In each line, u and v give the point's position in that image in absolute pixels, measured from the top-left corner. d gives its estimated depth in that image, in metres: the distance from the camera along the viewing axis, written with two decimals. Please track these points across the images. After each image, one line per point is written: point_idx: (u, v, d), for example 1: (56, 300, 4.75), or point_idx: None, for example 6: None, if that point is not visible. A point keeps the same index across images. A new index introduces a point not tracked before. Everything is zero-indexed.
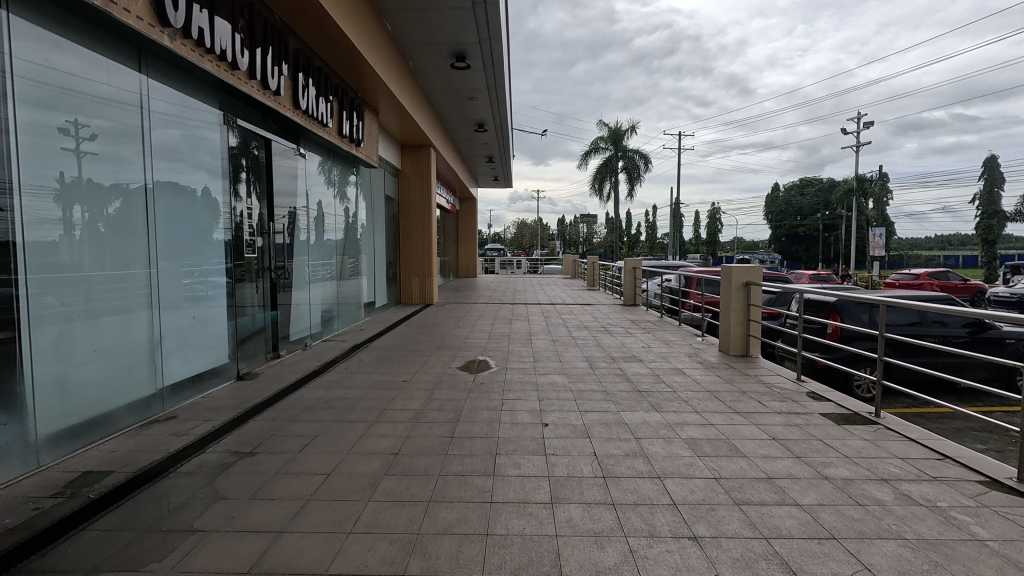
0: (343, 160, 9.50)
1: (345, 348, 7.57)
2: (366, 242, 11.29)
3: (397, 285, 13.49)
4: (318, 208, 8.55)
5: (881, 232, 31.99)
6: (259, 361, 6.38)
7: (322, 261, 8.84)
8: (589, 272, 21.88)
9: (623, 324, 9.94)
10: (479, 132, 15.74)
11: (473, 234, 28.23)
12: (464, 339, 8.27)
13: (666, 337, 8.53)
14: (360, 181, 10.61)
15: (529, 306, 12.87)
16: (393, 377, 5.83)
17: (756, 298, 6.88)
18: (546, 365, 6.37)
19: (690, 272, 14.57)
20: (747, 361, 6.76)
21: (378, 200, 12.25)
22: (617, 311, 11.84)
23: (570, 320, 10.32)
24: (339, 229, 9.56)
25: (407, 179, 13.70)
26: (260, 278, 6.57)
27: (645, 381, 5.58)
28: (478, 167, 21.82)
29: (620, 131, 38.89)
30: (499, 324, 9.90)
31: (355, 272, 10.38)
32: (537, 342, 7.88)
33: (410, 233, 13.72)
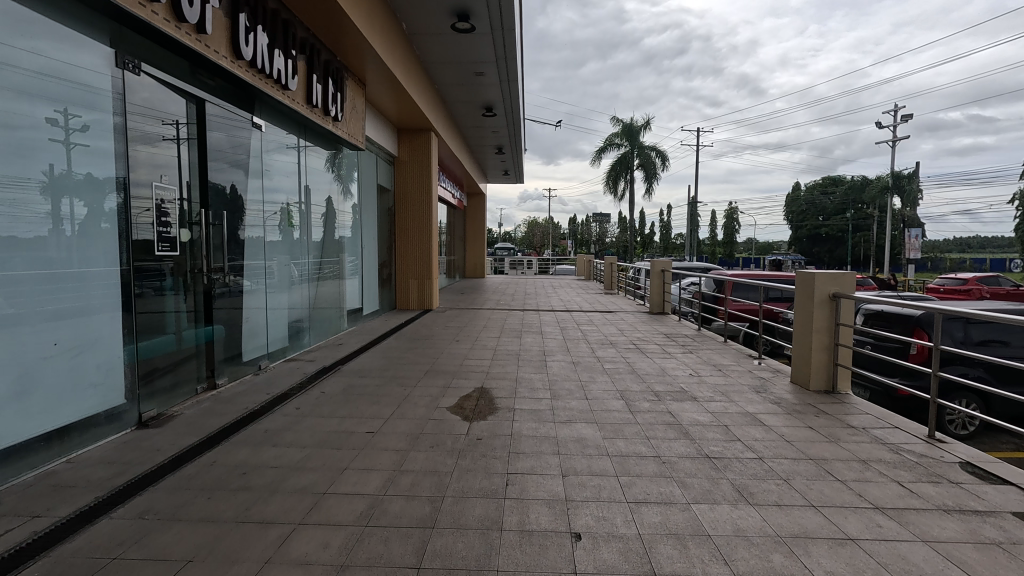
0: (321, 140, 7.86)
1: (310, 374, 5.94)
2: (354, 238, 9.65)
3: (391, 288, 11.87)
4: (285, 195, 6.92)
5: (917, 231, 29.86)
6: (183, 396, 4.75)
7: (292, 261, 7.20)
8: (607, 273, 20.09)
9: (657, 340, 8.25)
10: (488, 116, 14.06)
11: (482, 232, 26.60)
12: (463, 359, 6.58)
13: (715, 359, 6.82)
14: (345, 167, 8.98)
15: (542, 314, 11.17)
16: (356, 424, 4.20)
17: (848, 315, 5.19)
18: (569, 405, 4.72)
19: (724, 275, 12.80)
20: (836, 400, 5.04)
21: (369, 190, 10.60)
22: (645, 323, 10.14)
23: (593, 335, 8.63)
24: (316, 223, 7.92)
25: (404, 168, 12.06)
26: (190, 284, 4.95)
27: (713, 439, 3.91)
28: (487, 158, 20.16)
29: (635, 126, 37.01)
30: (506, 339, 8.21)
31: (337, 274, 8.73)
32: (555, 366, 6.23)
33: (407, 228, 12.05)
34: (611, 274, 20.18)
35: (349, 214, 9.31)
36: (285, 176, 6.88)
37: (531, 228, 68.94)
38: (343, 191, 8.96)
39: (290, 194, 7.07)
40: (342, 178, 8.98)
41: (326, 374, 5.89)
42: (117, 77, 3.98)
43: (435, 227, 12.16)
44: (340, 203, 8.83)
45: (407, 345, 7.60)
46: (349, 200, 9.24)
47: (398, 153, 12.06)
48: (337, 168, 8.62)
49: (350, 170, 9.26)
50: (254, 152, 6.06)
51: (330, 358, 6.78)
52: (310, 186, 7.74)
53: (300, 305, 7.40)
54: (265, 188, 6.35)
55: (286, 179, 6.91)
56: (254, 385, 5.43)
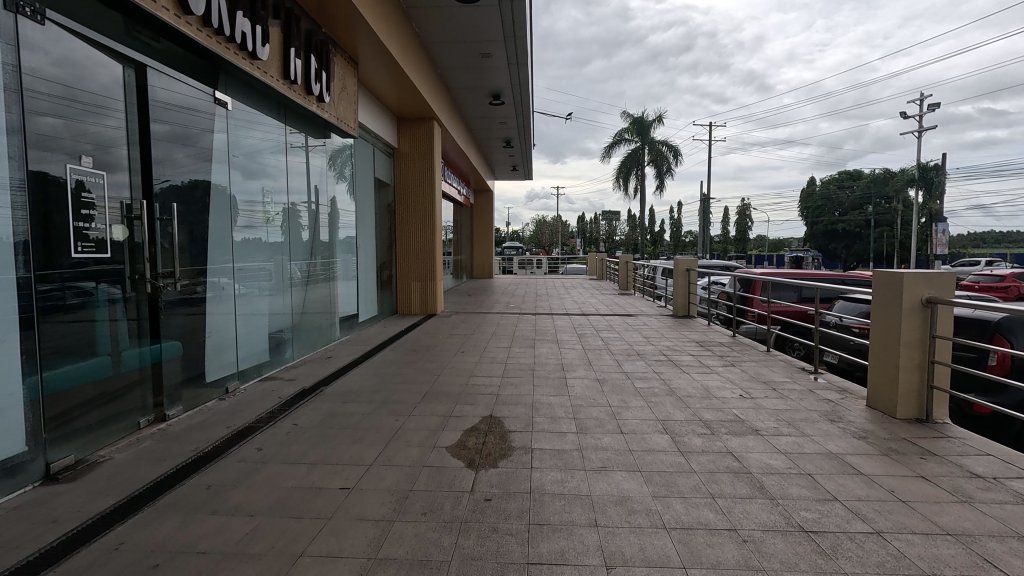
0: (306, 125, 6.90)
1: (288, 397, 4.98)
2: (348, 236, 8.69)
3: (391, 290, 10.92)
4: (261, 187, 5.96)
5: (944, 226, 28.57)
6: (116, 434, 3.81)
7: (270, 262, 6.24)
8: (621, 272, 19.03)
9: (689, 350, 7.24)
10: (495, 104, 13.08)
11: (489, 231, 25.64)
12: (469, 378, 5.60)
13: (765, 375, 5.80)
14: (336, 156, 8.02)
15: (556, 319, 10.17)
16: (329, 475, 3.25)
17: (946, 325, 4.16)
18: (601, 444, 3.73)
19: (753, 274, 11.73)
20: (937, 433, 4.01)
21: (365, 184, 9.66)
22: (672, 329, 9.13)
23: (616, 344, 7.64)
24: (301, 220, 6.96)
25: (404, 160, 11.10)
26: (129, 292, 4.00)
27: (802, 498, 2.92)
28: (494, 152, 19.21)
29: (646, 122, 35.92)
30: (518, 349, 7.23)
31: (328, 278, 7.77)
32: (578, 386, 5.25)
33: (408, 226, 11.10)
34: (625, 273, 19.16)
35: (342, 210, 8.36)
36: (260, 163, 5.92)
37: (539, 227, 67.87)
38: (334, 183, 8.01)
39: (267, 185, 6.11)
40: (333, 169, 8.03)
41: (306, 397, 4.94)
42: (9, 31, 3.02)
43: (438, 224, 11.18)
44: (330, 198, 7.87)
45: (405, 359, 6.63)
46: (341, 194, 8.27)
47: (398, 144, 11.10)
48: (327, 157, 7.66)
49: (342, 161, 8.30)
50: (219, 133, 5.10)
51: (316, 375, 5.83)
52: (293, 177, 6.78)
53: (281, 313, 6.44)
54: (233, 178, 5.40)
55: (263, 167, 5.94)
56: (216, 413, 4.47)
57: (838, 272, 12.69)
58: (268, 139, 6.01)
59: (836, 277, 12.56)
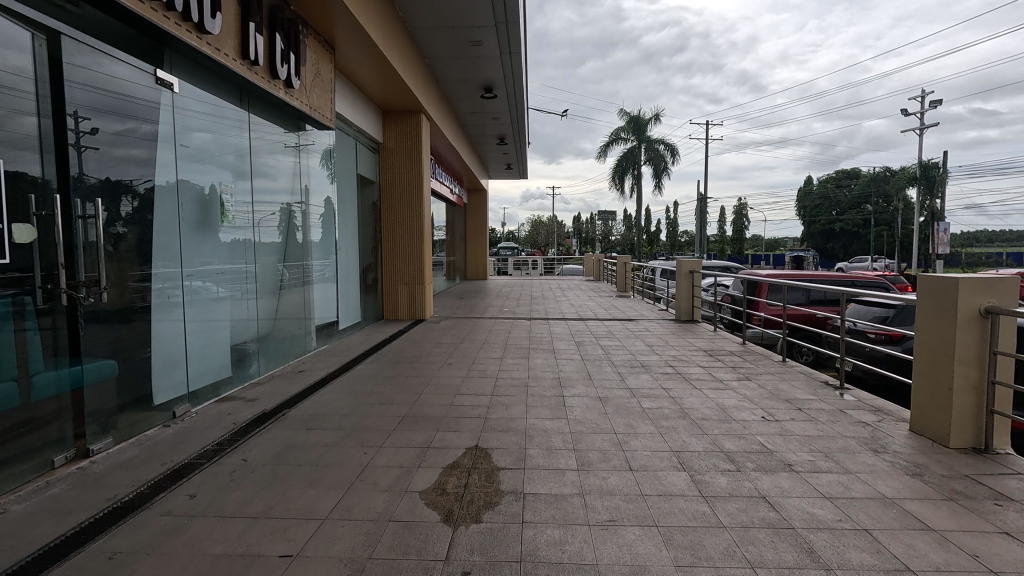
0: (272, 114, 6.23)
1: (243, 422, 4.32)
2: (325, 237, 8.04)
3: (376, 295, 10.25)
4: (217, 181, 5.29)
5: (945, 225, 28.14)
6: (20, 477, 3.15)
7: (231, 266, 5.57)
8: (619, 273, 18.41)
9: (697, 361, 6.62)
10: (487, 98, 12.46)
11: (484, 231, 24.98)
12: (453, 397, 4.95)
13: (787, 391, 5.17)
14: (310, 150, 7.34)
15: (552, 325, 9.53)
16: (268, 537, 2.59)
17: (1008, 338, 3.55)
18: (607, 487, 3.10)
19: (759, 277, 11.13)
20: (1002, 467, 3.39)
21: (346, 181, 8.99)
22: (675, 335, 8.53)
23: (616, 354, 7.01)
24: (268, 218, 6.29)
25: (388, 156, 10.43)
26: (42, 305, 3.34)
27: (865, 568, 2.30)
28: (487, 150, 18.59)
29: (643, 120, 35.32)
30: (510, 360, 6.59)
31: (300, 283, 7.10)
32: (577, 407, 4.62)
33: (393, 225, 10.44)
34: (623, 275, 18.56)
35: (318, 208, 7.69)
36: (215, 155, 5.26)
37: (535, 228, 67.14)
38: (308, 179, 7.33)
39: (225, 179, 5.43)
40: (307, 164, 7.36)
41: (265, 422, 4.28)
42: None
43: (425, 224, 10.53)
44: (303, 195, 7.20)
45: (386, 372, 5.99)
46: (316, 190, 7.59)
47: (382, 139, 10.43)
48: (298, 151, 6.99)
49: (317, 155, 7.63)
50: (161, 119, 4.44)
51: (282, 394, 5.17)
52: (258, 171, 6.10)
53: (245, 323, 5.76)
54: (180, 171, 4.72)
55: (218, 158, 5.27)
56: (155, 445, 3.81)
57: (846, 273, 12.11)
58: (224, 127, 5.34)
59: (844, 279, 11.98)
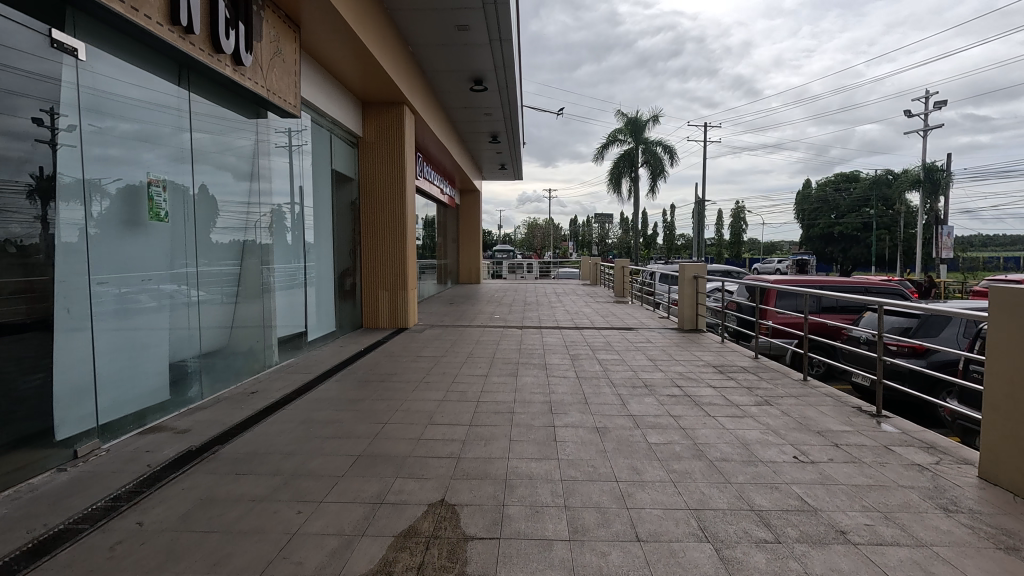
0: (215, 96, 5.42)
1: (160, 464, 3.51)
2: (290, 239, 7.25)
3: (353, 302, 9.47)
4: (145, 171, 4.48)
5: (949, 229, 27.62)
6: None
7: (169, 272, 4.78)
8: (617, 277, 17.69)
9: (706, 379, 5.87)
10: (477, 92, 11.72)
11: (476, 234, 24.23)
12: (422, 429, 4.16)
13: (817, 421, 4.40)
14: (268, 141, 6.56)
15: (545, 335, 8.76)
16: None
17: None
18: (608, 571, 2.33)
19: (767, 284, 10.41)
20: None
21: (316, 177, 8.19)
22: (679, 348, 7.77)
23: (616, 371, 6.24)
24: (216, 217, 5.50)
25: (368, 151, 9.65)
26: None
27: None
28: (479, 148, 17.87)
29: (639, 121, 34.67)
30: (495, 379, 5.81)
31: (259, 290, 6.31)
32: (569, 443, 3.85)
33: (373, 227, 9.65)
34: (621, 279, 17.81)
35: (280, 206, 6.90)
36: (142, 141, 4.46)
37: (530, 230, 66.42)
38: (267, 175, 6.55)
39: (155, 169, 4.59)
40: (268, 156, 6.57)
41: (186, 464, 3.47)
42: None
43: (409, 225, 9.76)
44: (262, 191, 6.41)
45: (351, 394, 5.19)
46: (276, 187, 6.80)
47: (362, 133, 9.65)
48: (253, 142, 6.20)
49: (278, 147, 6.84)
50: (61, 96, 3.63)
51: (221, 422, 4.36)
52: (204, 162, 5.30)
53: (187, 338, 4.97)
54: (87, 159, 3.90)
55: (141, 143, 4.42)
56: (35, 500, 3.00)
57: (859, 279, 11.40)
58: (145, 104, 4.48)
59: (857, 285, 11.26)
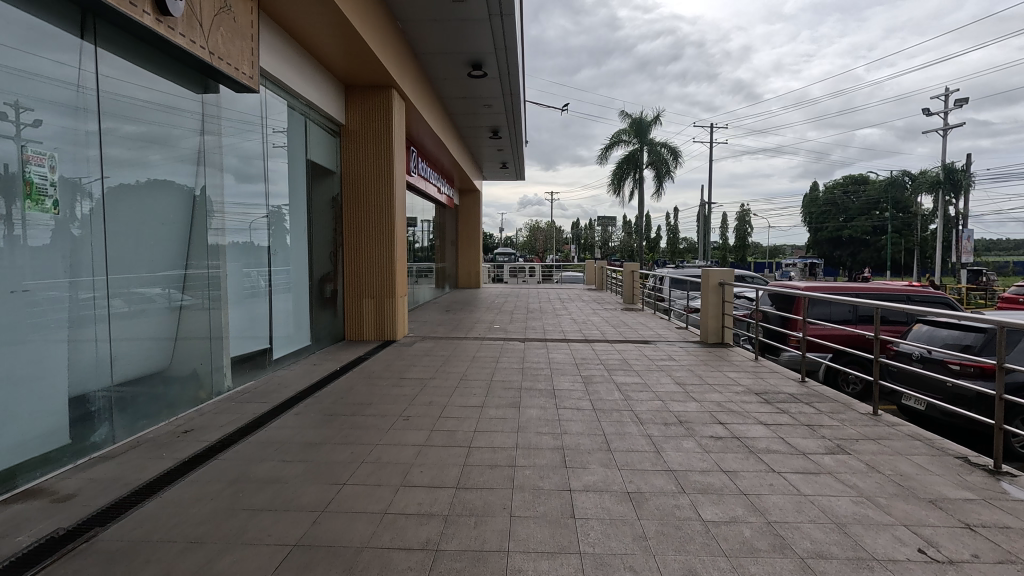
0: (135, 56, 4.31)
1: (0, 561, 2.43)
2: (252, 239, 6.15)
3: (332, 310, 8.38)
4: (16, 144, 3.34)
5: (969, 232, 26.50)
6: None
7: (66, 280, 3.68)
8: (626, 282, 16.61)
9: (752, 412, 4.78)
10: (476, 77, 10.65)
11: (476, 236, 23.17)
12: (391, 497, 3.07)
13: (921, 481, 3.30)
14: (218, 122, 5.44)
15: (551, 350, 7.65)
16: None
17: None
18: None
19: (799, 291, 9.29)
20: None
21: (285, 169, 7.09)
22: (707, 368, 6.67)
23: (640, 400, 5.13)
24: (159, 211, 4.65)
25: (351, 141, 8.57)
26: None
27: None
28: (479, 144, 16.83)
29: (644, 121, 33.63)
30: (492, 411, 4.72)
31: (207, 302, 5.19)
32: (593, 524, 2.76)
33: (357, 227, 8.56)
34: (629, 284, 16.70)
35: (235, 201, 5.79)
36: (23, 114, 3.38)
37: (531, 233, 65.32)
38: (218, 162, 5.44)
39: (32, 144, 3.45)
40: (221, 139, 5.48)
41: (35, 565, 2.38)
42: None
43: (397, 225, 8.67)
44: (210, 181, 5.29)
45: (308, 436, 4.08)
46: (230, 177, 5.69)
47: (345, 121, 8.56)
48: (195, 122, 5.07)
49: (235, 130, 5.74)
50: None
51: (124, 482, 3.26)
52: (121, 142, 4.24)
53: (95, 367, 3.85)
54: None
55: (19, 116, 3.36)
56: None
57: (900, 285, 10.26)
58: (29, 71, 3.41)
59: (898, 293, 10.11)
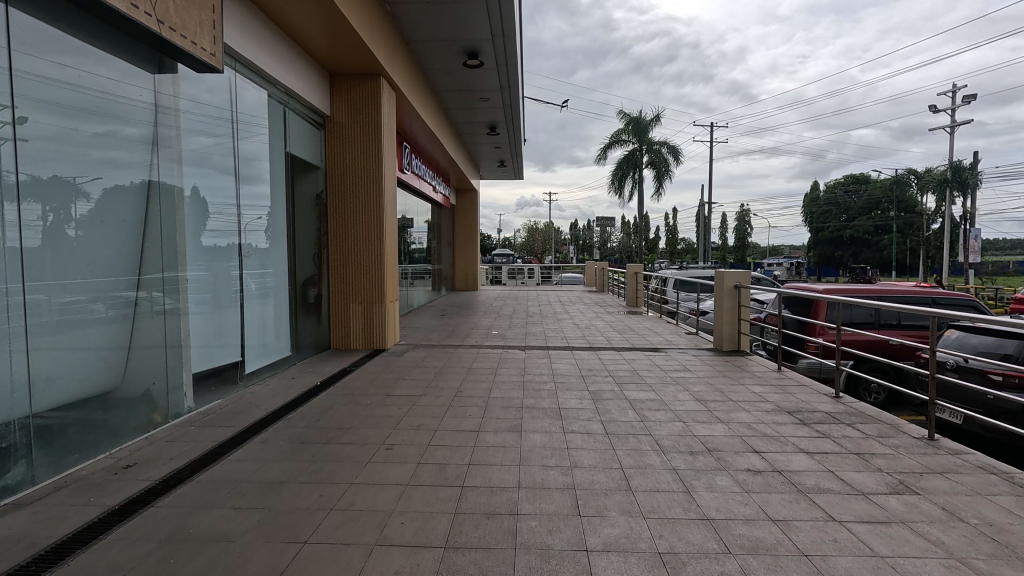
0: (56, 22, 3.64)
1: None
2: (218, 238, 5.47)
3: (315, 317, 7.74)
4: None
5: (976, 232, 25.99)
6: None
7: None
8: (629, 284, 16.00)
9: (789, 437, 4.15)
10: (472, 67, 10.02)
11: (473, 237, 22.49)
12: (361, 563, 2.44)
13: (1018, 535, 2.68)
14: (174, 109, 4.75)
15: (554, 360, 7.02)
16: None
17: None
18: None
19: (818, 295, 8.67)
20: None
21: (260, 163, 6.42)
22: (727, 380, 6.04)
23: (659, 422, 4.50)
24: (105, 211, 4.05)
25: (337, 134, 7.92)
26: None
27: None
28: (476, 141, 16.21)
29: (643, 120, 33.06)
30: (489, 438, 4.09)
31: (161, 311, 4.48)
32: None
33: (343, 227, 7.91)
34: (632, 286, 16.08)
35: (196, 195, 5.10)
36: None
37: (529, 234, 64.62)
38: (175, 154, 4.75)
39: None
40: (179, 127, 4.82)
41: None
42: None
43: (386, 225, 8.02)
44: (164, 175, 4.61)
45: (271, 473, 3.41)
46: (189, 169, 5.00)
47: (330, 112, 7.90)
48: (143, 107, 4.40)
49: (196, 116, 5.08)
50: None
51: (28, 542, 2.61)
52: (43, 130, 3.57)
53: (9, 394, 3.20)
54: None
55: None
56: None
57: (923, 288, 9.64)
58: (34, 76, 3.49)
59: (923, 297, 9.49)
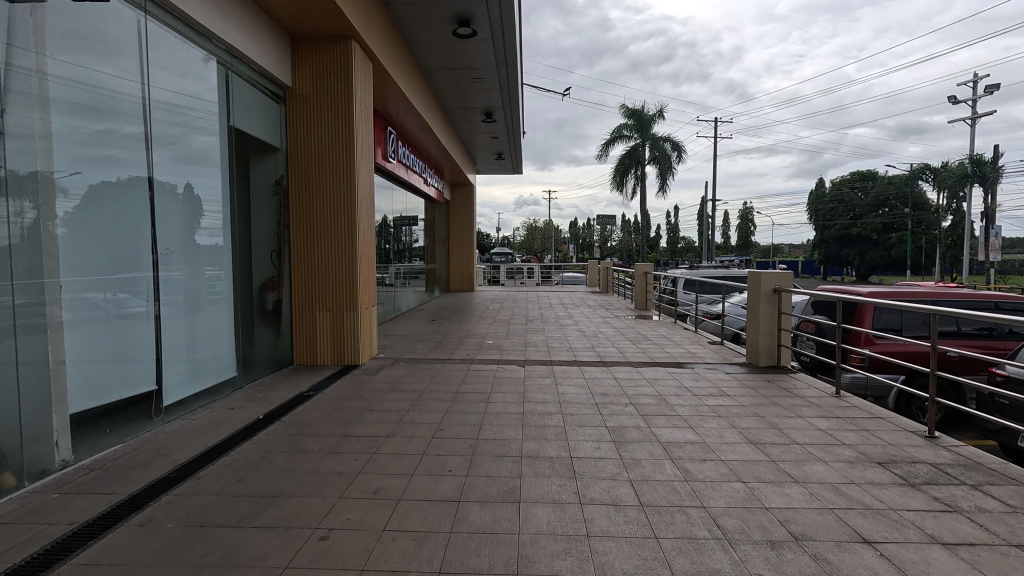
0: None
1: None
2: (119, 232, 4.11)
3: (274, 329, 6.48)
4: None
5: (996, 231, 24.80)
6: None
7: None
8: (638, 285, 14.73)
9: (902, 512, 2.91)
10: (462, 37, 8.74)
11: (469, 235, 21.21)
12: None
13: None
14: (33, 68, 3.42)
15: (560, 381, 5.77)
16: None
17: None
18: None
19: (867, 301, 7.42)
20: None
21: (195, 141, 5.13)
22: (778, 409, 4.82)
23: (711, 485, 3.26)
24: None
25: (300, 111, 6.65)
26: None
27: None
28: (471, 130, 14.97)
29: (646, 115, 31.77)
30: (474, 518, 2.85)
31: (10, 325, 3.18)
32: None
33: (308, 222, 6.65)
34: (641, 287, 14.84)
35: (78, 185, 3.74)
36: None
37: (529, 233, 63.32)
38: (38, 130, 3.44)
39: None
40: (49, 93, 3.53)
41: None
42: None
43: (360, 219, 6.78)
44: (20, 157, 3.31)
45: None
46: (74, 142, 3.72)
47: (292, 84, 6.63)
48: None
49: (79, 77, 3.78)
50: None
51: None
52: None
53: None
54: None
55: None
56: None
57: (984, 291, 8.37)
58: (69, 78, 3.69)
59: (983, 301, 8.22)
